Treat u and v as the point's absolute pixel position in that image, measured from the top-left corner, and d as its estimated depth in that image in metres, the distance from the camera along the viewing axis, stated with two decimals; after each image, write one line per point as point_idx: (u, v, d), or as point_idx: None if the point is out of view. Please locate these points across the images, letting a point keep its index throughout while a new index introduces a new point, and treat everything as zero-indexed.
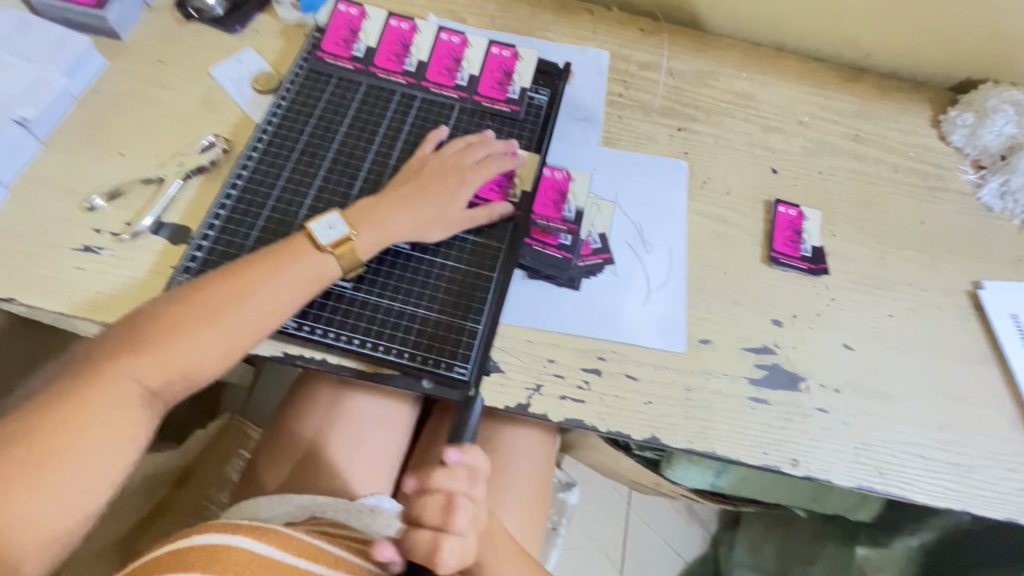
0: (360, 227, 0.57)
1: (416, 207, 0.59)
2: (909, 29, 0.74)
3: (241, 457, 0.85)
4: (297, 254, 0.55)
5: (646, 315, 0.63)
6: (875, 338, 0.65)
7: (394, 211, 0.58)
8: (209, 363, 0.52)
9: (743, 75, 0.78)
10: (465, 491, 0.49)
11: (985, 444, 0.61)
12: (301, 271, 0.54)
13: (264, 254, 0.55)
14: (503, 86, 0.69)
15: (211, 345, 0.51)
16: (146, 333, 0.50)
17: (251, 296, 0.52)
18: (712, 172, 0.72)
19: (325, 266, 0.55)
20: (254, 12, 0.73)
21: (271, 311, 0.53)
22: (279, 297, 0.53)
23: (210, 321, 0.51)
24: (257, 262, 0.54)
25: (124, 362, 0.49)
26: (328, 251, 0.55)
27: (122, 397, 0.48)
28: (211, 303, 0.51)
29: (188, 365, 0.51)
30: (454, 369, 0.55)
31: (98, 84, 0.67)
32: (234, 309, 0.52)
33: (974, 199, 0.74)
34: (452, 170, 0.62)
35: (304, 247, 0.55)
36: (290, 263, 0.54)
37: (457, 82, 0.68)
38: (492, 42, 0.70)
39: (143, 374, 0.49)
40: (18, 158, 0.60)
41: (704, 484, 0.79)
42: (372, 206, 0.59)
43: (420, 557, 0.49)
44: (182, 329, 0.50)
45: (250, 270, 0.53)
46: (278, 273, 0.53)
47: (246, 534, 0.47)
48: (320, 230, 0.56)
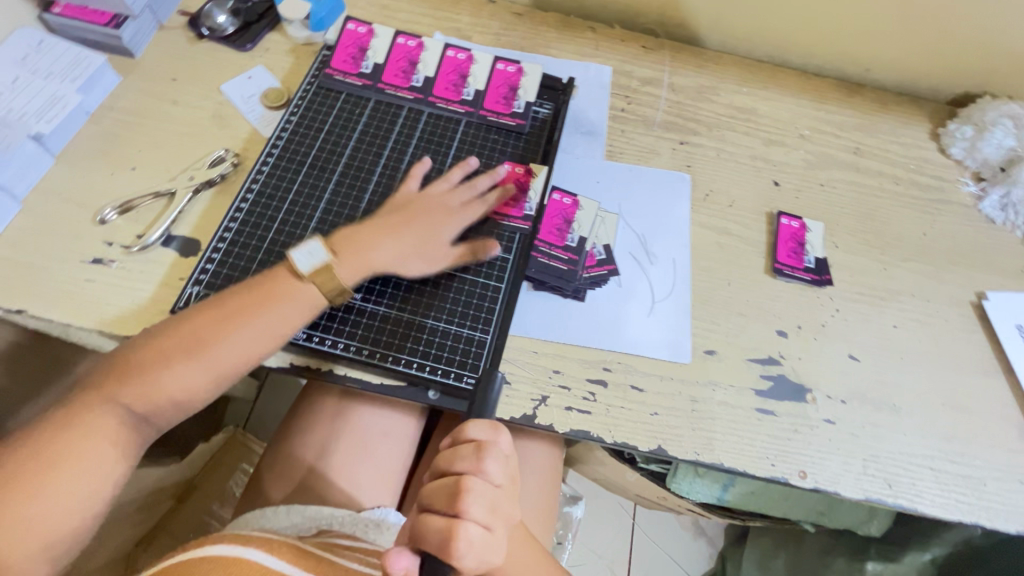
0: (341, 254, 0.57)
1: (402, 238, 0.59)
2: (907, 45, 0.75)
3: (244, 471, 0.89)
4: (283, 284, 0.55)
5: (650, 325, 0.63)
6: (881, 350, 0.65)
7: (379, 242, 0.58)
8: (195, 391, 0.52)
9: (743, 90, 0.80)
10: (474, 469, 0.46)
11: (995, 455, 0.60)
12: (281, 302, 0.54)
13: (244, 286, 0.54)
14: (509, 101, 0.70)
15: (197, 372, 0.51)
16: (132, 363, 0.50)
17: (233, 328, 0.52)
18: (714, 184, 0.72)
19: (309, 296, 0.55)
20: (265, 31, 0.75)
21: (257, 340, 0.53)
22: (266, 325, 0.53)
23: (197, 350, 0.51)
24: (239, 294, 0.54)
25: (111, 390, 0.49)
26: (307, 279, 0.55)
27: (109, 420, 0.48)
28: (197, 332, 0.52)
29: (175, 394, 0.51)
30: (462, 380, 0.56)
31: (111, 100, 0.68)
32: (220, 340, 0.52)
33: (976, 211, 0.74)
34: (443, 205, 0.62)
35: (285, 276, 0.55)
36: (270, 295, 0.54)
37: (463, 97, 0.70)
38: (497, 58, 0.71)
39: (128, 401, 0.49)
40: (32, 174, 0.62)
41: (711, 498, 0.78)
42: (353, 237, 0.58)
43: (433, 546, 0.44)
44: (167, 359, 0.51)
45: (234, 302, 0.53)
46: (260, 305, 0.53)
47: (259, 547, 0.47)
48: (301, 258, 0.56)
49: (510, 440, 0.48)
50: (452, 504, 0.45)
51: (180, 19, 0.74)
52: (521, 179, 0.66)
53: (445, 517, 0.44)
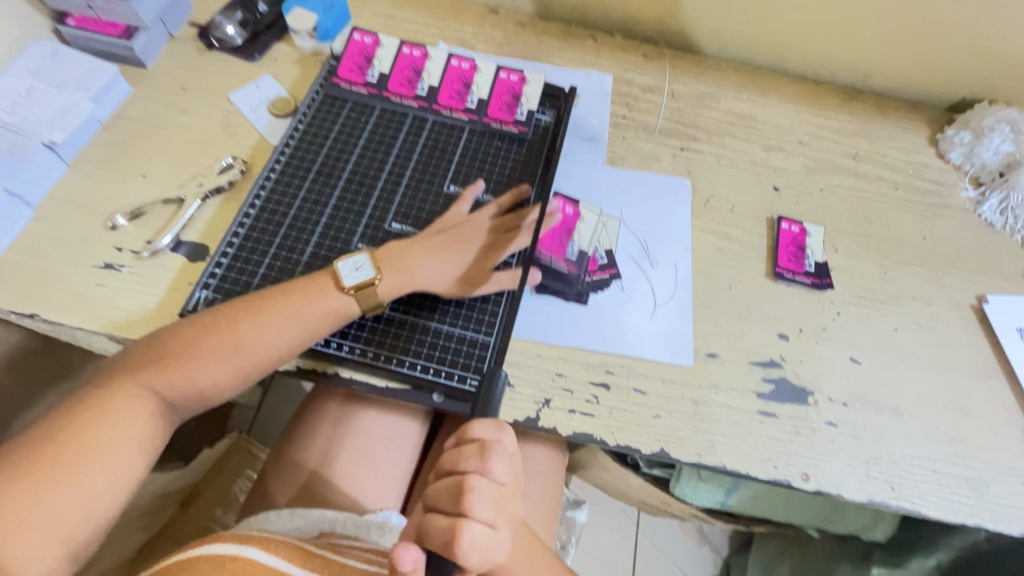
0: (385, 270, 0.57)
1: (444, 258, 0.60)
2: (904, 52, 0.76)
3: (248, 477, 0.90)
4: (318, 289, 0.56)
5: (652, 329, 0.63)
6: (882, 353, 0.65)
7: (423, 260, 0.59)
8: (223, 385, 0.54)
9: (742, 97, 0.81)
10: (478, 469, 0.46)
11: (998, 458, 0.60)
12: (319, 308, 0.55)
13: (285, 288, 0.56)
14: (512, 109, 0.71)
15: (223, 365, 0.53)
16: (166, 353, 0.52)
17: (269, 329, 0.53)
18: (714, 190, 0.73)
19: (342, 305, 0.56)
20: (272, 41, 0.76)
21: (284, 342, 0.54)
22: (296, 327, 0.54)
23: (229, 349, 0.53)
24: (279, 295, 0.55)
25: (144, 377, 0.51)
26: (349, 294, 0.56)
27: (138, 410, 0.50)
28: (230, 327, 0.53)
29: (204, 385, 0.53)
30: (466, 382, 0.56)
31: (123, 109, 0.69)
32: (254, 338, 0.53)
33: (975, 215, 0.75)
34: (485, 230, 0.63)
35: (327, 287, 0.56)
36: (310, 300, 0.55)
37: (466, 105, 0.71)
38: (500, 67, 0.73)
39: (160, 390, 0.51)
40: (45, 181, 0.63)
41: (714, 503, 0.79)
42: (399, 254, 0.59)
43: (438, 545, 0.44)
44: (201, 353, 0.52)
45: (273, 303, 0.54)
46: (297, 309, 0.54)
47: (254, 545, 0.47)
48: (347, 271, 0.57)
49: (514, 439, 0.49)
50: (455, 504, 0.45)
51: (190, 30, 0.75)
52: (568, 221, 0.67)
53: (449, 516, 0.45)
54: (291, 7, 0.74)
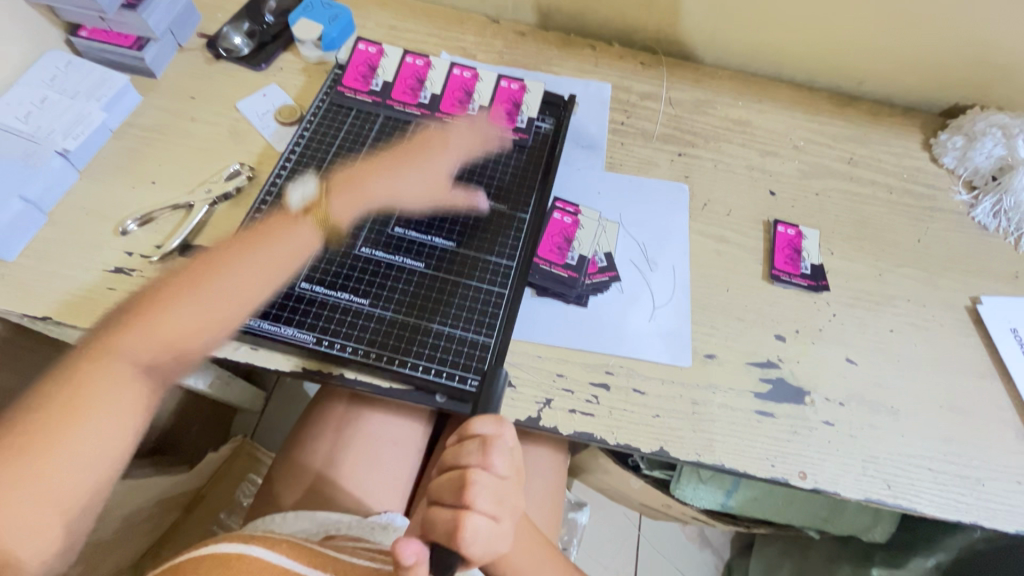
0: (338, 194, 0.64)
1: (398, 176, 0.66)
2: (897, 59, 0.78)
3: (251, 480, 0.92)
4: (280, 229, 0.61)
5: (651, 330, 0.65)
6: (877, 353, 0.66)
7: (371, 179, 0.65)
8: (193, 331, 0.54)
9: (739, 103, 0.82)
10: (479, 462, 0.47)
11: (994, 456, 0.61)
12: (281, 244, 0.60)
13: (245, 234, 0.60)
14: (512, 117, 0.73)
15: (196, 317, 0.54)
16: (136, 304, 0.54)
17: (235, 270, 0.57)
18: (711, 195, 0.75)
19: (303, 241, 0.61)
20: (279, 51, 0.78)
21: (255, 283, 0.57)
22: (262, 267, 0.58)
23: (196, 291, 0.55)
24: (239, 239, 0.59)
25: (117, 334, 0.52)
26: (302, 216, 0.62)
27: (125, 365, 0.51)
28: (195, 276, 0.56)
29: (176, 334, 0.53)
30: (466, 383, 0.57)
31: (133, 118, 0.71)
32: (222, 276, 0.56)
33: (969, 219, 0.76)
34: (435, 143, 0.68)
35: (280, 217, 0.62)
36: (272, 236, 0.60)
37: (468, 112, 0.72)
38: (501, 76, 0.74)
39: (133, 347, 0.51)
40: (57, 188, 0.64)
41: (715, 505, 0.79)
42: (348, 180, 0.65)
43: (441, 536, 0.45)
44: (170, 300, 0.54)
45: (236, 240, 0.59)
46: (260, 248, 0.59)
47: (257, 544, 0.48)
48: (295, 196, 0.64)
49: (513, 435, 0.50)
50: (458, 496, 0.46)
51: (199, 41, 0.77)
52: (567, 229, 0.68)
53: (452, 509, 0.46)
54: (296, 18, 0.77)
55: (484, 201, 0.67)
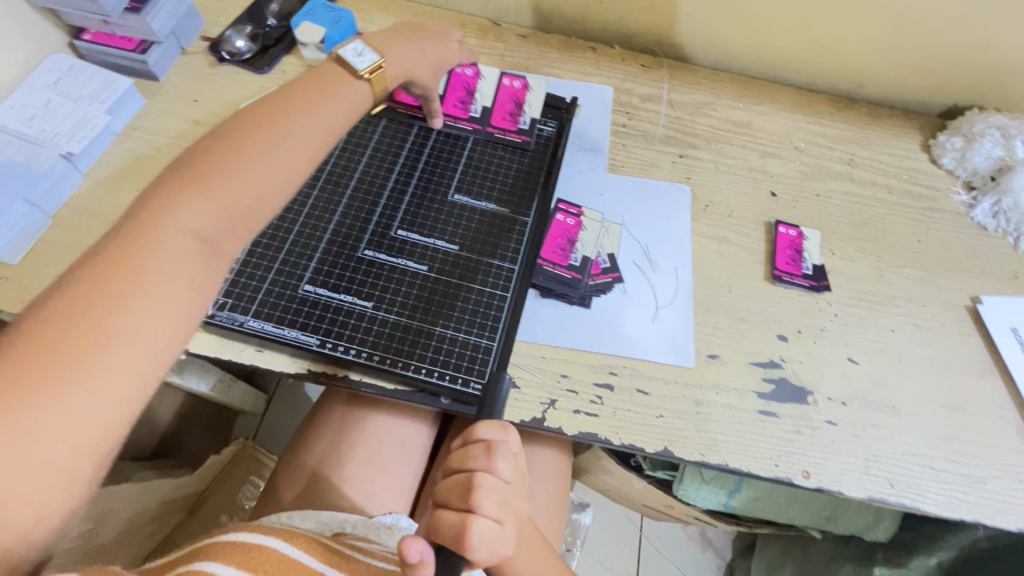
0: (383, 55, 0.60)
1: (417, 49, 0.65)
2: (895, 62, 0.79)
3: (252, 484, 0.93)
4: (325, 86, 0.55)
5: (654, 331, 0.65)
6: (879, 353, 0.66)
7: (410, 51, 0.64)
8: (269, 193, 0.47)
9: (739, 105, 0.83)
10: (486, 466, 0.47)
11: (996, 454, 0.62)
12: (339, 100, 0.55)
13: (297, 86, 0.54)
14: (515, 117, 0.73)
15: (264, 175, 0.47)
16: (196, 166, 0.45)
17: (298, 123, 0.51)
18: (713, 196, 0.75)
19: (354, 98, 0.57)
20: (281, 54, 0.78)
21: (319, 139, 0.52)
22: (320, 127, 0.53)
23: (272, 144, 0.48)
24: (297, 90, 0.54)
25: (178, 199, 0.43)
26: (364, 79, 0.58)
27: (170, 241, 0.41)
28: (256, 124, 0.49)
29: (246, 195, 0.46)
30: (469, 386, 0.57)
31: (137, 121, 0.71)
32: (285, 128, 0.50)
33: (968, 219, 0.77)
34: (442, 34, 0.69)
35: (339, 73, 0.57)
36: (329, 93, 0.55)
37: (470, 114, 0.73)
38: (503, 74, 0.75)
39: (194, 214, 0.42)
40: (61, 191, 0.64)
41: (717, 505, 0.79)
42: (383, 39, 0.62)
43: (448, 540, 0.45)
44: (234, 158, 0.46)
45: (293, 91, 0.53)
46: (320, 104, 0.54)
47: (279, 536, 0.48)
48: (351, 56, 0.58)
49: (518, 440, 0.50)
50: (465, 499, 0.46)
51: (202, 44, 0.78)
52: (570, 230, 0.68)
53: (458, 513, 0.46)
54: (299, 21, 0.77)
55: (439, 118, 0.72)
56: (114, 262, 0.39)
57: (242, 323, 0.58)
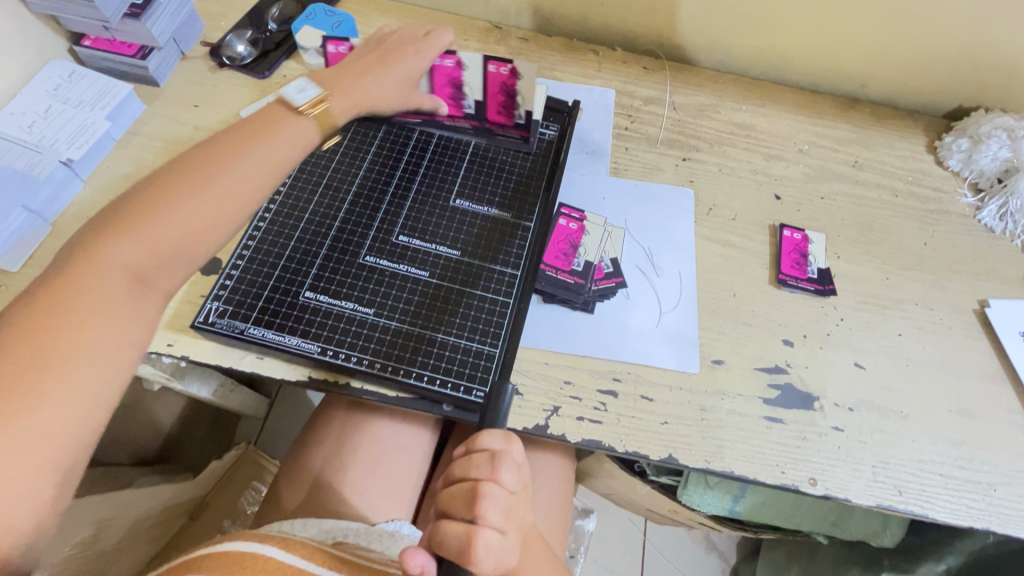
0: (334, 93, 0.60)
1: (381, 74, 0.63)
2: (900, 63, 0.78)
3: (254, 489, 0.92)
4: (268, 122, 0.55)
5: (657, 336, 0.64)
6: (885, 357, 0.66)
7: (367, 81, 0.63)
8: (207, 230, 0.48)
9: (742, 107, 0.82)
10: (489, 475, 0.47)
11: (1005, 460, 0.61)
12: (283, 132, 0.55)
13: (241, 127, 0.54)
14: (509, 111, 0.67)
15: (198, 212, 0.47)
16: (128, 209, 0.46)
17: (235, 160, 0.51)
18: (717, 199, 0.74)
19: (296, 132, 0.56)
20: (282, 58, 0.78)
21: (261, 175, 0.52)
22: (263, 163, 0.53)
23: (207, 183, 0.49)
24: (239, 130, 0.53)
25: (110, 241, 0.44)
26: (305, 113, 0.57)
27: (108, 276, 0.43)
28: (195, 164, 0.49)
29: (181, 233, 0.47)
30: (472, 393, 0.57)
31: (137, 126, 0.71)
32: (224, 168, 0.50)
33: (974, 221, 0.76)
34: (398, 49, 0.64)
35: (283, 113, 0.56)
36: (270, 126, 0.55)
37: (465, 111, 0.69)
38: (487, 58, 0.61)
39: (127, 253, 0.44)
40: (61, 198, 0.64)
41: (722, 510, 0.78)
42: (338, 75, 0.62)
43: (453, 552, 0.44)
44: (168, 198, 0.47)
45: (233, 132, 0.53)
46: (260, 139, 0.53)
47: (275, 544, 0.47)
48: (292, 95, 0.58)
49: (521, 449, 0.49)
50: (470, 510, 0.46)
51: (202, 49, 0.77)
52: (572, 235, 0.68)
53: (463, 524, 0.45)
54: (300, 26, 0.77)
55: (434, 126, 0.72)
56: (61, 292, 0.41)
57: (242, 330, 0.58)
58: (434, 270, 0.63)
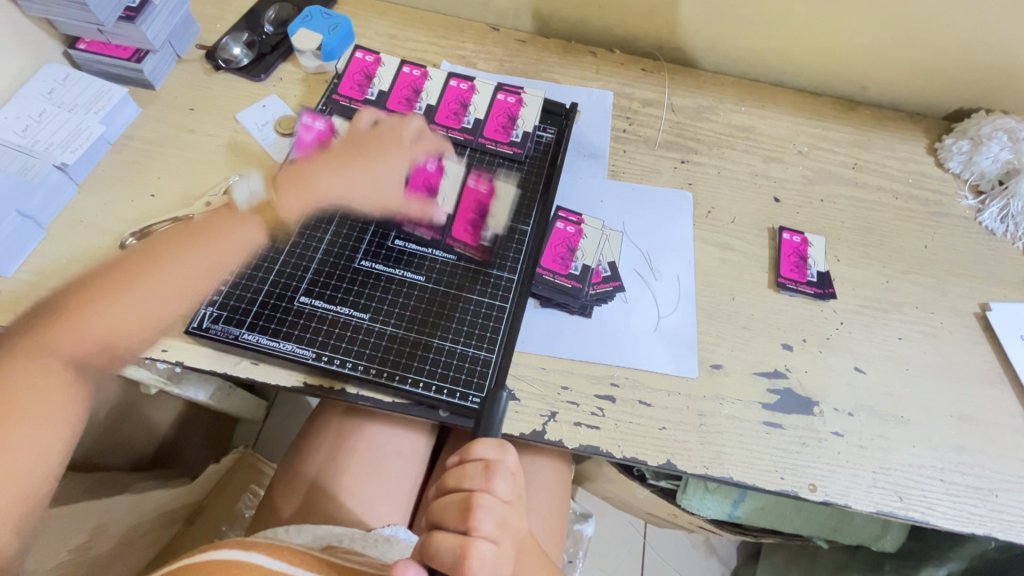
0: (289, 188, 0.63)
1: (349, 172, 0.64)
2: (899, 65, 0.78)
3: (252, 492, 0.91)
4: (221, 227, 0.59)
5: (655, 341, 0.64)
6: (884, 361, 0.65)
7: (327, 178, 0.64)
8: (127, 330, 0.52)
9: (741, 109, 0.82)
10: (483, 486, 0.47)
11: (1006, 466, 0.60)
12: (229, 237, 0.59)
13: (174, 235, 0.57)
14: (476, 229, 0.65)
15: (141, 313, 0.53)
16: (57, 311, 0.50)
17: (158, 270, 0.54)
18: (716, 202, 0.74)
19: (250, 235, 0.60)
20: (278, 61, 0.78)
21: (189, 279, 0.56)
22: (194, 265, 0.56)
23: (116, 292, 0.52)
24: (167, 241, 0.56)
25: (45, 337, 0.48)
26: (250, 215, 0.61)
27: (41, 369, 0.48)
28: (104, 273, 0.53)
29: (108, 332, 0.51)
30: (468, 399, 0.56)
31: (132, 130, 0.71)
32: (136, 279, 0.53)
33: (975, 223, 0.75)
34: (392, 138, 0.66)
35: (224, 215, 0.60)
36: (217, 232, 0.58)
37: (432, 219, 0.65)
38: (469, 174, 0.68)
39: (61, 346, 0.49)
40: (55, 202, 0.64)
41: (721, 515, 0.78)
42: (309, 169, 0.64)
43: (446, 564, 0.44)
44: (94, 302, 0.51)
45: (172, 239, 0.57)
46: (186, 249, 0.56)
47: (260, 551, 0.46)
48: (240, 193, 0.63)
49: (515, 458, 0.49)
50: (464, 521, 0.46)
51: (197, 52, 0.77)
52: (569, 238, 0.67)
53: (457, 535, 0.45)
54: (295, 29, 0.76)
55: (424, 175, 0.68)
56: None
57: (237, 336, 0.58)
58: (429, 275, 0.63)
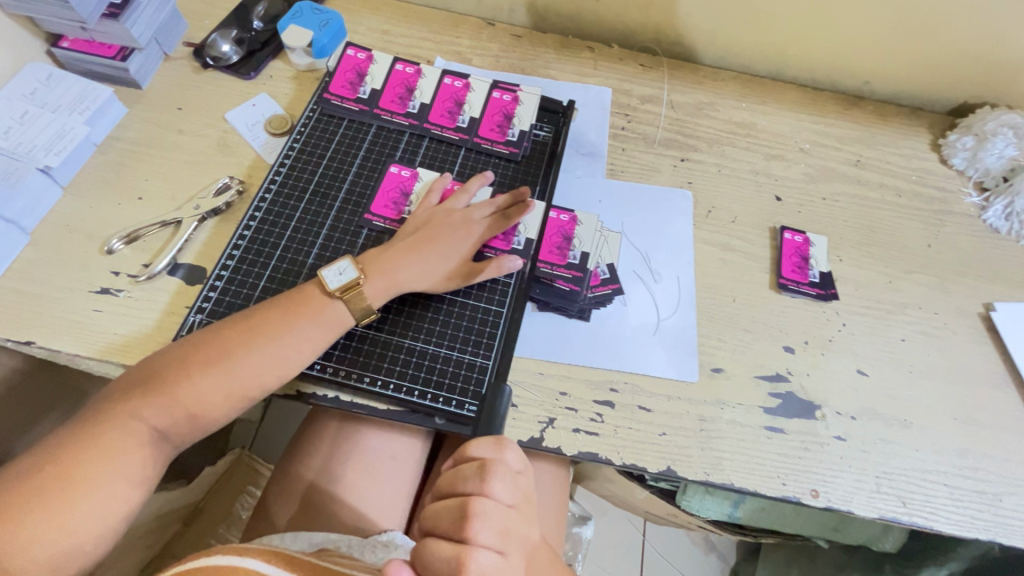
0: (370, 274, 0.57)
1: (425, 257, 0.59)
2: (903, 60, 0.76)
3: (250, 493, 0.88)
4: (309, 304, 0.55)
5: (656, 345, 0.63)
6: (888, 364, 0.64)
7: (405, 263, 0.58)
8: (214, 406, 0.52)
9: (742, 105, 0.80)
10: (480, 489, 0.46)
11: (1011, 470, 0.59)
12: (318, 326, 0.54)
13: (278, 302, 0.55)
14: (563, 251, 0.64)
15: (228, 389, 0.52)
16: (157, 379, 0.51)
17: (253, 352, 0.52)
18: (716, 201, 0.73)
19: (334, 316, 0.55)
20: (268, 58, 0.76)
21: (279, 367, 0.53)
22: (285, 355, 0.53)
23: (211, 364, 0.52)
24: (267, 314, 0.54)
25: (131, 406, 0.50)
26: (338, 297, 0.56)
27: (130, 437, 0.49)
28: (208, 346, 0.52)
29: (193, 407, 0.51)
30: (464, 408, 0.55)
31: (118, 131, 0.69)
32: (239, 356, 0.52)
33: (979, 221, 0.74)
34: (468, 221, 0.62)
35: (315, 299, 0.55)
36: (309, 318, 0.54)
37: (514, 246, 0.63)
38: (549, 205, 0.66)
39: (150, 417, 0.50)
40: (40, 206, 0.62)
41: (722, 515, 0.76)
42: (385, 253, 0.59)
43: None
44: (188, 376, 0.51)
45: (267, 314, 0.54)
46: (284, 331, 0.53)
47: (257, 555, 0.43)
48: (330, 276, 0.56)
49: (514, 458, 0.49)
50: (459, 529, 0.45)
51: (185, 50, 0.75)
52: (571, 234, 0.66)
53: (454, 543, 0.44)
54: (285, 25, 0.74)
55: (476, 184, 0.64)
56: (86, 442, 0.48)
57: None
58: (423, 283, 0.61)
